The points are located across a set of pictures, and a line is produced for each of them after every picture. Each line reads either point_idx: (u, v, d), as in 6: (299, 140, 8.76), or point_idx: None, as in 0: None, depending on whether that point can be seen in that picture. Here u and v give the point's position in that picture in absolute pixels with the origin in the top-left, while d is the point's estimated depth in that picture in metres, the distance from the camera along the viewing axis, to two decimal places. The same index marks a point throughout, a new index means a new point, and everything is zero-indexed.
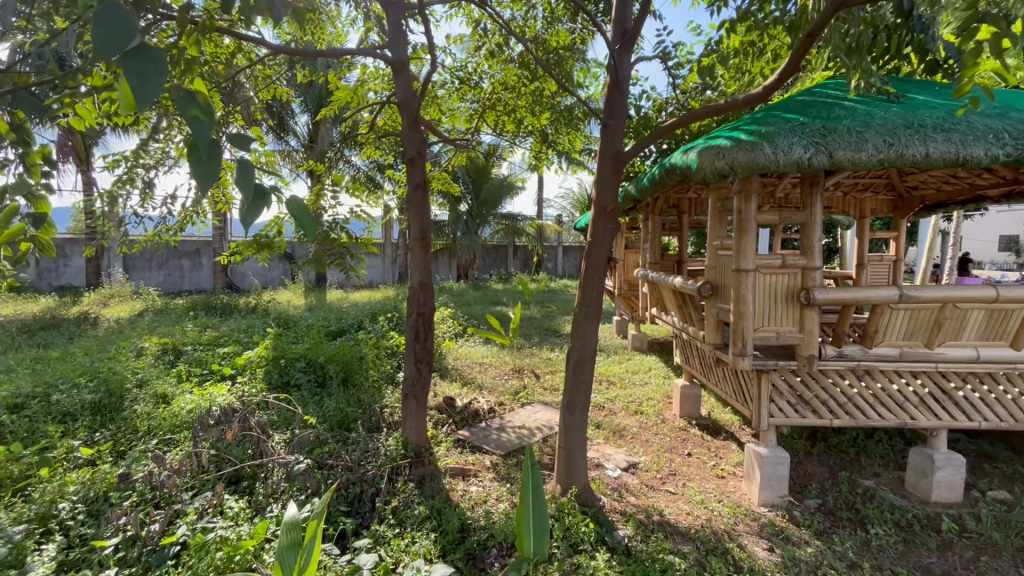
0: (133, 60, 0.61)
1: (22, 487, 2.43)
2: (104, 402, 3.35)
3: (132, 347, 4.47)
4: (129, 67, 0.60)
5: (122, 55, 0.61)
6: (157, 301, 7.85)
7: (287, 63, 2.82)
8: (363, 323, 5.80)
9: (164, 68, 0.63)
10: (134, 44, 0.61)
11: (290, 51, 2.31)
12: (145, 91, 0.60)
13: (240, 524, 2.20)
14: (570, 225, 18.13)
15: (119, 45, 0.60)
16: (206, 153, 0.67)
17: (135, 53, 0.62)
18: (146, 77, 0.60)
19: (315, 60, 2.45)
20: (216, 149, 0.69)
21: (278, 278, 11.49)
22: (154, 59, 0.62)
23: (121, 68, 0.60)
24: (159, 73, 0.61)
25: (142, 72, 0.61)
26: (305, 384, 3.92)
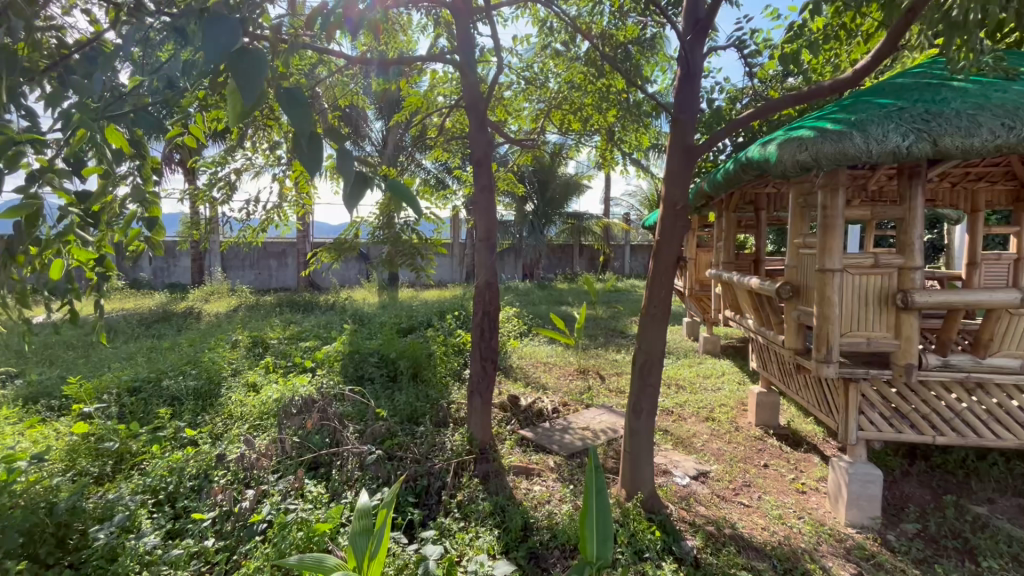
0: (238, 62, 0.78)
1: (138, 461, 2.74)
2: (204, 388, 3.72)
3: (228, 340, 4.92)
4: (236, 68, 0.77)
5: (233, 61, 0.78)
6: (249, 297, 8.57)
7: (362, 72, 2.97)
8: (431, 320, 6.00)
9: (263, 67, 0.78)
10: (240, 50, 0.78)
11: (364, 62, 2.44)
12: (247, 88, 0.76)
13: (318, 508, 2.35)
14: (637, 224, 17.67)
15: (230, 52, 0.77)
16: (304, 135, 0.77)
17: (244, 58, 0.78)
18: (249, 78, 0.76)
19: (387, 68, 2.56)
20: (316, 135, 0.80)
21: (355, 277, 12.17)
22: (256, 60, 0.78)
23: (235, 71, 0.77)
24: (255, 72, 0.77)
25: (246, 72, 0.77)
26: (377, 378, 4.12)
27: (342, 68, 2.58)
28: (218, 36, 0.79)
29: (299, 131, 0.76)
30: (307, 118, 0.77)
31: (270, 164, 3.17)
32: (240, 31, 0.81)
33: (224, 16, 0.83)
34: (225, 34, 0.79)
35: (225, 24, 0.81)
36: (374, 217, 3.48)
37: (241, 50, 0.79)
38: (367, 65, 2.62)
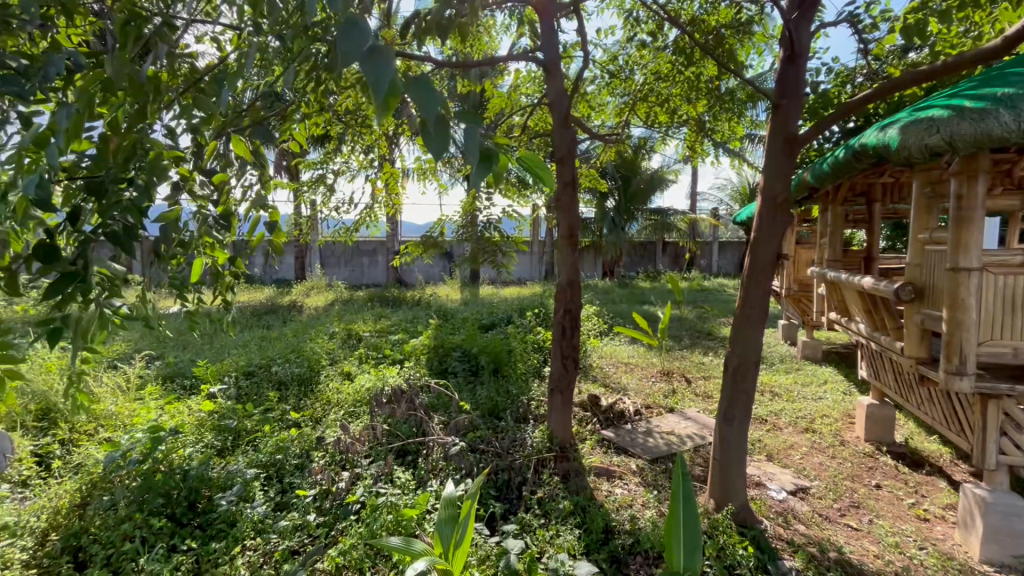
0: (368, 62, 0.79)
1: (252, 438, 3.05)
2: (306, 375, 4.06)
3: (327, 332, 5.33)
4: (364, 66, 0.79)
5: (360, 58, 0.79)
6: (344, 292, 9.21)
7: (448, 76, 3.07)
8: (512, 317, 6.08)
9: (388, 61, 0.80)
10: (367, 44, 0.80)
11: (452, 65, 2.51)
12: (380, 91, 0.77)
13: (406, 493, 2.46)
14: (728, 219, 16.66)
15: (354, 49, 0.79)
16: (432, 121, 0.85)
17: (369, 54, 0.80)
18: (379, 77, 0.78)
19: (473, 70, 2.62)
20: (441, 118, 0.88)
21: (439, 274, 12.67)
22: (382, 55, 0.80)
23: (362, 67, 0.79)
24: (385, 73, 0.78)
25: (376, 73, 0.79)
26: (460, 371, 4.25)
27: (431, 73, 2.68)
28: (349, 35, 0.80)
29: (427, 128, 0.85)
30: (433, 104, 0.84)
31: (364, 168, 3.37)
32: (369, 31, 0.83)
33: (353, 17, 0.83)
34: (356, 33, 0.81)
35: (356, 24, 0.82)
36: (458, 215, 3.58)
37: (368, 45, 0.81)
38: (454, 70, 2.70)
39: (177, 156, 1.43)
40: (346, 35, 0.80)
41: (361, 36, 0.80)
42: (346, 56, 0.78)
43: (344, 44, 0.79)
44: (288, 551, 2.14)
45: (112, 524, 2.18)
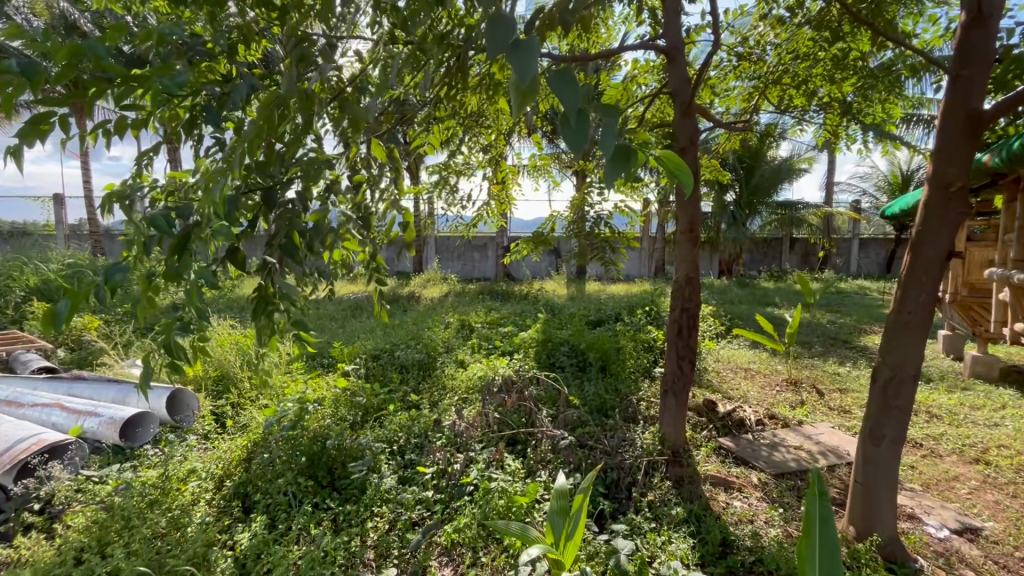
0: (515, 53, 0.80)
1: (379, 415, 3.35)
2: (424, 360, 4.35)
3: (442, 321, 5.66)
4: (508, 55, 0.80)
5: (505, 48, 0.81)
6: (457, 285, 9.68)
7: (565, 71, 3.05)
8: (620, 315, 5.95)
9: (533, 52, 0.80)
10: (513, 38, 0.81)
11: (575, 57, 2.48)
12: (527, 82, 0.78)
13: (516, 480, 2.52)
14: (873, 212, 14.61)
15: (502, 43, 0.81)
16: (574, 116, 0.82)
17: (513, 46, 0.80)
18: (526, 66, 0.78)
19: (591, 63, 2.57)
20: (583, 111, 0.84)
21: (545, 269, 12.81)
22: (527, 48, 0.80)
23: (507, 57, 0.80)
24: (532, 63, 0.79)
25: (524, 64, 0.79)
26: (568, 366, 4.27)
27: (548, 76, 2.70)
28: (496, 31, 0.82)
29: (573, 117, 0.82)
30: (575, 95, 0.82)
31: (483, 166, 3.51)
32: (513, 24, 0.84)
33: (496, 12, 0.86)
34: (503, 28, 0.82)
35: (501, 19, 0.84)
36: (569, 210, 3.57)
37: (514, 39, 0.82)
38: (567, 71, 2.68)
39: (329, 158, 1.61)
40: (494, 30, 0.82)
41: (508, 32, 0.82)
42: (491, 46, 0.80)
43: (491, 42, 0.81)
44: (409, 522, 2.33)
45: (270, 478, 2.53)
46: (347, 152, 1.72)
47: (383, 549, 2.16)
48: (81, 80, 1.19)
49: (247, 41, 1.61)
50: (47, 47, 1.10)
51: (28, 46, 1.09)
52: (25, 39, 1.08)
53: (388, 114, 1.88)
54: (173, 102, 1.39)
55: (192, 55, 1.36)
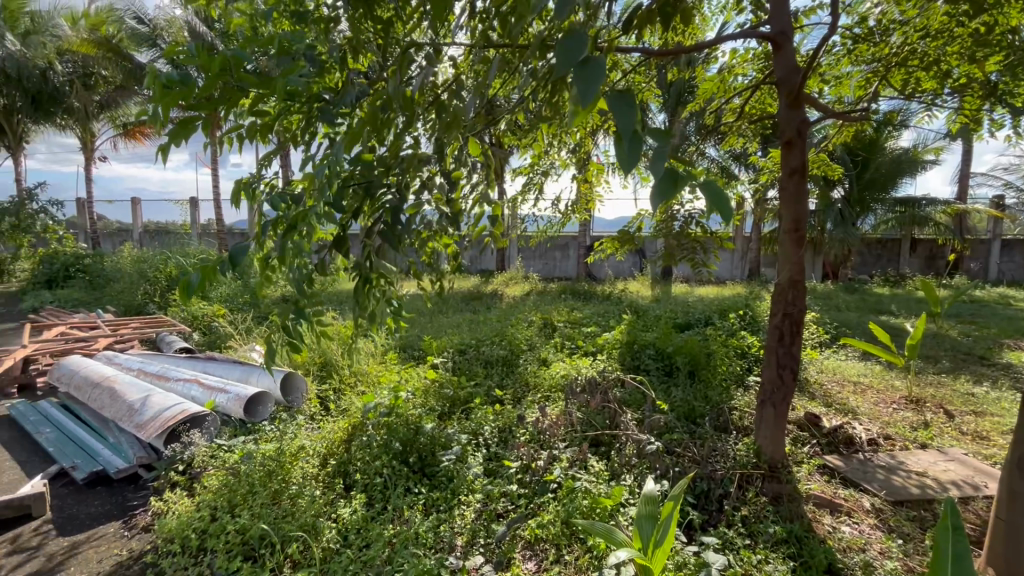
0: (582, 69, 0.87)
1: (464, 407, 3.47)
2: (508, 357, 4.43)
3: (525, 319, 5.72)
4: (575, 72, 0.88)
5: (573, 64, 0.88)
6: (540, 284, 9.74)
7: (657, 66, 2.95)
8: (711, 319, 5.65)
9: (599, 70, 0.86)
10: (583, 56, 0.88)
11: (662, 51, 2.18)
12: (587, 95, 0.84)
13: (600, 482, 2.50)
14: (1020, 209, 12.57)
15: (571, 57, 0.88)
16: (628, 136, 0.85)
17: (582, 64, 0.88)
18: (588, 82, 0.85)
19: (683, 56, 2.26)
20: (637, 135, 0.86)
21: (629, 270, 12.52)
22: (594, 67, 0.86)
23: (574, 73, 0.88)
24: (594, 77, 0.85)
25: (587, 80, 0.86)
26: (654, 370, 4.13)
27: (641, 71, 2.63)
28: (568, 45, 0.89)
29: (626, 133, 0.84)
30: (630, 118, 0.85)
31: (571, 165, 3.50)
32: (586, 40, 0.90)
33: (572, 25, 0.94)
34: (576, 43, 0.89)
35: (577, 33, 0.91)
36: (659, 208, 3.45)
37: (583, 57, 0.89)
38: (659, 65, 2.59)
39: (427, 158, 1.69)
40: (568, 42, 0.90)
41: (579, 48, 0.88)
42: (561, 59, 0.88)
43: (562, 56, 0.88)
44: (494, 513, 2.39)
45: (368, 459, 2.71)
46: (442, 152, 1.80)
47: (470, 537, 2.22)
48: (220, 91, 1.35)
49: (355, 51, 1.73)
50: (199, 64, 1.26)
51: (183, 63, 1.25)
52: (182, 58, 1.24)
53: (480, 113, 1.93)
54: (291, 108, 1.53)
55: (310, 64, 1.48)
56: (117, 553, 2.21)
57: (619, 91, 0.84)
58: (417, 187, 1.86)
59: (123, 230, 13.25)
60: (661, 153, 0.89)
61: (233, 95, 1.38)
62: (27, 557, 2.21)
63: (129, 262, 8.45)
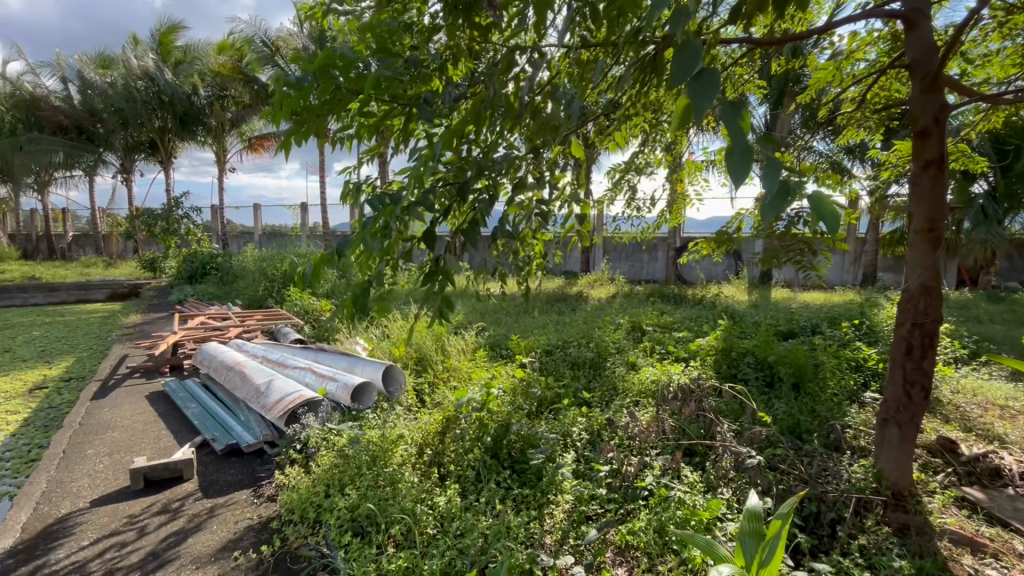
0: (697, 81, 0.83)
1: (552, 407, 3.49)
2: (595, 359, 4.38)
3: (613, 322, 5.62)
4: (689, 86, 0.84)
5: (687, 79, 0.85)
6: (626, 287, 9.51)
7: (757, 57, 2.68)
8: (819, 327, 5.18)
9: (715, 83, 0.81)
10: (697, 69, 0.84)
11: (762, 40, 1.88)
12: (700, 108, 0.81)
13: (695, 493, 2.38)
14: None
15: (685, 72, 0.85)
16: (738, 150, 0.78)
17: (696, 77, 0.84)
18: (702, 93, 0.81)
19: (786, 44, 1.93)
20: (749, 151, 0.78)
21: (722, 273, 11.85)
22: (710, 79, 0.82)
23: (688, 88, 0.85)
24: (710, 88, 0.81)
25: (703, 91, 0.82)
26: (754, 380, 3.87)
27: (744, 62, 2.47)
28: (683, 58, 0.87)
29: (738, 146, 0.78)
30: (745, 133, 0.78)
31: (664, 164, 3.39)
32: (703, 50, 0.88)
33: (689, 36, 0.92)
34: (689, 59, 0.86)
35: (692, 46, 0.88)
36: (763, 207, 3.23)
37: (699, 70, 0.85)
38: (763, 54, 2.44)
39: (523, 159, 1.73)
40: (681, 58, 0.87)
41: (694, 63, 0.85)
42: (673, 75, 0.86)
43: (677, 70, 0.86)
44: (584, 515, 2.38)
45: (461, 452, 2.82)
46: (536, 151, 1.83)
47: (560, 537, 2.24)
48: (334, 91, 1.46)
49: (455, 58, 1.83)
50: (320, 72, 1.39)
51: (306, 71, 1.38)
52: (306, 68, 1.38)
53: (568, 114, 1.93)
54: (395, 111, 1.64)
55: (412, 67, 1.57)
56: (249, 517, 2.50)
57: (739, 102, 0.78)
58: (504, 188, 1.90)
59: (247, 233, 14.93)
60: (776, 163, 0.82)
61: (346, 98, 1.49)
62: (174, 515, 2.54)
63: (252, 261, 9.49)
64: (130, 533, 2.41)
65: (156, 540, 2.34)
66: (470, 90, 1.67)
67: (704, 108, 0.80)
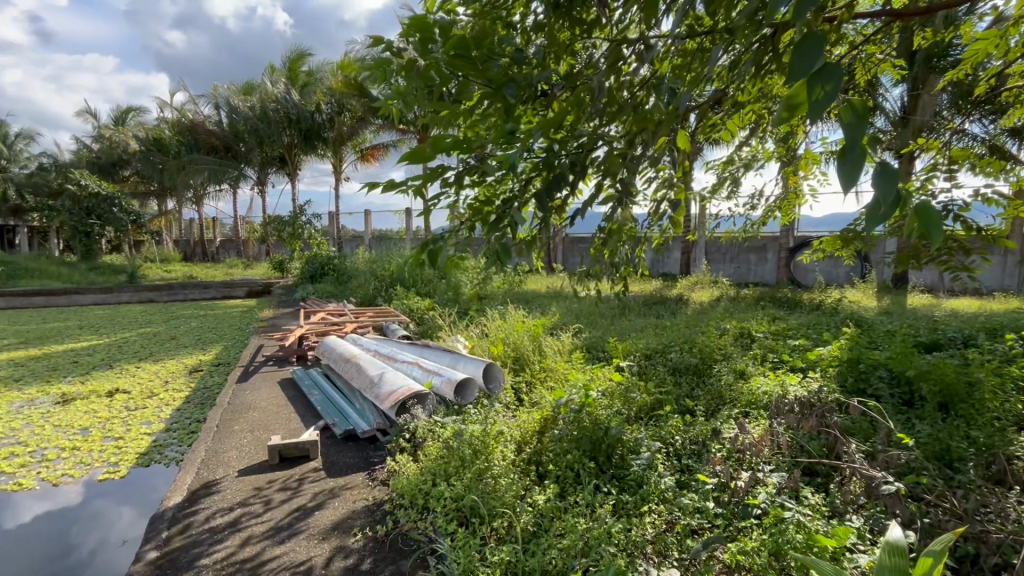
0: (818, 78, 0.73)
1: (654, 414, 3.36)
2: (699, 366, 4.16)
3: (717, 327, 5.30)
4: (809, 85, 0.74)
5: (807, 76, 0.73)
6: (731, 290, 8.91)
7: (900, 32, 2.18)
8: (974, 339, 4.46)
9: (838, 79, 0.73)
10: (819, 64, 0.73)
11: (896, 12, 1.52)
12: (820, 105, 0.73)
13: (819, 518, 2.15)
14: None
15: (806, 66, 0.73)
16: (855, 148, 0.67)
17: (818, 73, 0.73)
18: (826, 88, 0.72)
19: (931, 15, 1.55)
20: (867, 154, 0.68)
21: (845, 276, 10.66)
22: (832, 75, 0.72)
23: (807, 85, 0.74)
24: (833, 83, 0.73)
25: (822, 89, 0.74)
26: (888, 396, 3.43)
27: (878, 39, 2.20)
28: (804, 51, 0.75)
29: (853, 147, 0.68)
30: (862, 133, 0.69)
31: (777, 156, 3.15)
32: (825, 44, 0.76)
33: (810, 31, 0.78)
34: (813, 51, 0.74)
35: (816, 37, 0.75)
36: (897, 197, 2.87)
37: (821, 63, 0.73)
38: (904, 28, 2.15)
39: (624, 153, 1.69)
40: (804, 52, 0.75)
41: (816, 56, 0.73)
42: (792, 71, 0.74)
43: (795, 66, 0.74)
44: (689, 529, 2.26)
45: (560, 452, 2.81)
46: None
47: (662, 548, 2.14)
48: (438, 89, 1.53)
49: (557, 56, 1.85)
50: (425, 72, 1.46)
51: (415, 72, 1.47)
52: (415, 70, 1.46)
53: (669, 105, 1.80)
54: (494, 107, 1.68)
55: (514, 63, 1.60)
56: (365, 498, 2.72)
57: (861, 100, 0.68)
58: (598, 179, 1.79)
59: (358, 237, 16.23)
60: (894, 171, 0.70)
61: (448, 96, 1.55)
62: (298, 491, 2.82)
63: (364, 262, 10.31)
64: (262, 504, 2.69)
65: (284, 512, 2.61)
66: (569, 85, 1.67)
67: (823, 105, 0.71)
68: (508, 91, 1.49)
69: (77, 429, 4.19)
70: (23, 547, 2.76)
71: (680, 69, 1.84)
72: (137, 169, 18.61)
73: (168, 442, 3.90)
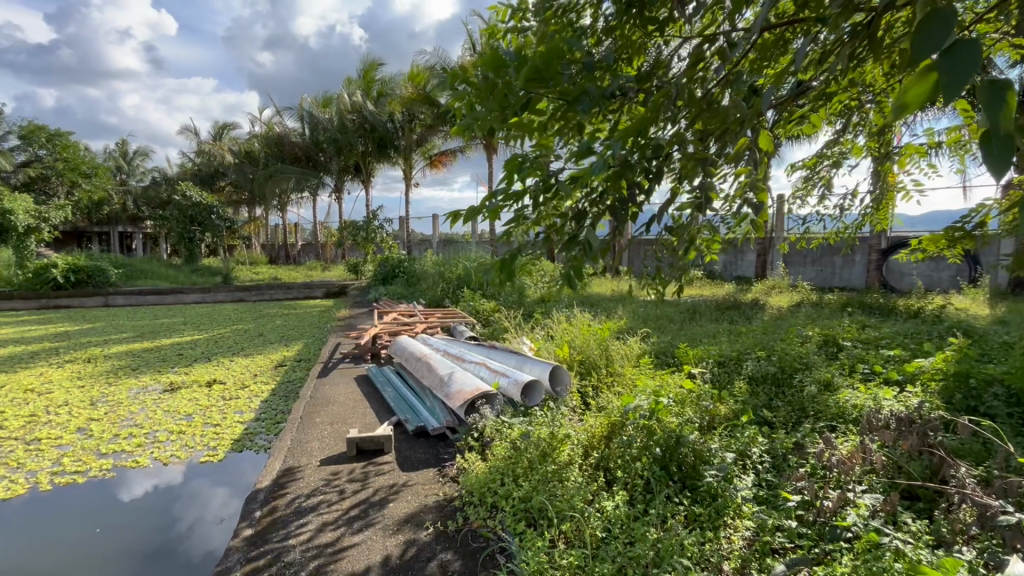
0: (947, 56, 0.65)
1: (730, 424, 3.20)
2: (779, 375, 3.93)
3: (799, 333, 4.96)
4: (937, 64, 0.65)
5: (933, 55, 0.65)
6: (814, 294, 8.31)
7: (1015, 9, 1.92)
8: None
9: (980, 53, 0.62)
10: (952, 41, 0.64)
11: None
12: (953, 85, 0.62)
13: (921, 546, 1.94)
14: None
15: (934, 45, 0.65)
16: (999, 136, 0.60)
17: (948, 49, 0.65)
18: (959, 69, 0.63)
19: None
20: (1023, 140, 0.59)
21: (950, 280, 9.60)
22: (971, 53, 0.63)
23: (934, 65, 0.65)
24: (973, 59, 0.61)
25: (955, 66, 0.63)
26: (1006, 415, 3.04)
27: (994, 16, 1.98)
28: (930, 29, 0.68)
29: (998, 132, 0.60)
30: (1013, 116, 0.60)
31: (868, 151, 2.92)
32: (957, 19, 0.68)
33: (939, 7, 0.71)
34: (940, 30, 0.66)
35: (944, 16, 0.68)
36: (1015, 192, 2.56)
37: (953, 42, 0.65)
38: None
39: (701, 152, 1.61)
40: (928, 32, 0.68)
41: (947, 33, 0.65)
42: (914, 52, 0.67)
43: (915, 47, 0.67)
44: (769, 548, 2.13)
45: (628, 458, 2.75)
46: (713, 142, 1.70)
47: (740, 565, 2.03)
48: (510, 100, 1.56)
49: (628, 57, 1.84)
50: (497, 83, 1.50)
51: (488, 84, 1.51)
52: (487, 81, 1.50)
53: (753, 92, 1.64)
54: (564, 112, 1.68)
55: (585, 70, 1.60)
56: (435, 493, 2.81)
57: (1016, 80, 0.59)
58: (672, 179, 1.75)
59: (426, 240, 16.79)
60: None
61: (517, 104, 1.57)
62: (372, 482, 2.96)
63: (432, 265, 10.65)
64: (338, 493, 2.85)
65: (359, 502, 2.75)
66: (640, 87, 1.64)
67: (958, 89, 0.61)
68: (577, 96, 1.49)
69: (183, 415, 4.66)
70: (139, 518, 3.11)
71: (760, 63, 1.76)
72: (232, 180, 20.41)
73: (258, 431, 4.24)
